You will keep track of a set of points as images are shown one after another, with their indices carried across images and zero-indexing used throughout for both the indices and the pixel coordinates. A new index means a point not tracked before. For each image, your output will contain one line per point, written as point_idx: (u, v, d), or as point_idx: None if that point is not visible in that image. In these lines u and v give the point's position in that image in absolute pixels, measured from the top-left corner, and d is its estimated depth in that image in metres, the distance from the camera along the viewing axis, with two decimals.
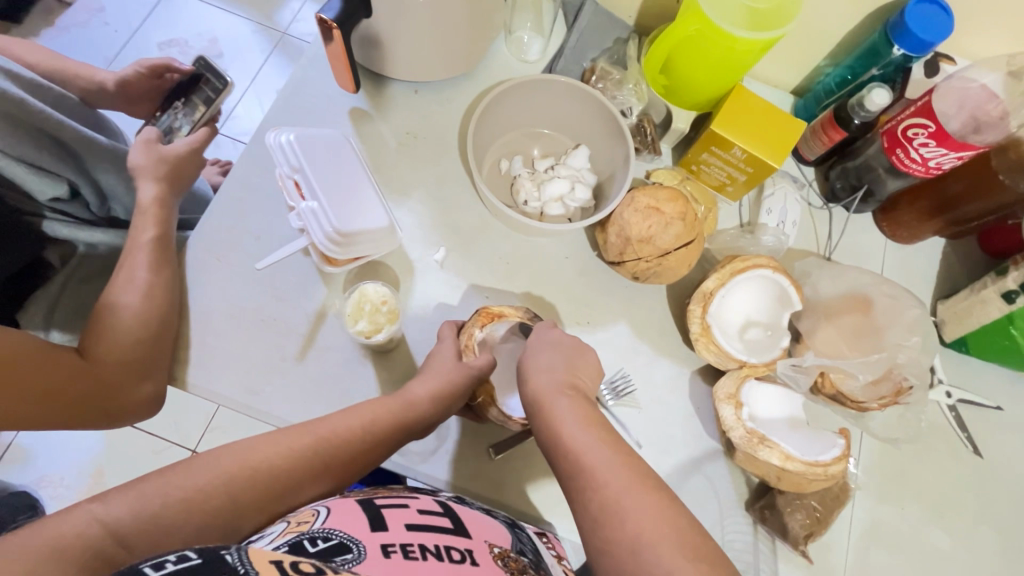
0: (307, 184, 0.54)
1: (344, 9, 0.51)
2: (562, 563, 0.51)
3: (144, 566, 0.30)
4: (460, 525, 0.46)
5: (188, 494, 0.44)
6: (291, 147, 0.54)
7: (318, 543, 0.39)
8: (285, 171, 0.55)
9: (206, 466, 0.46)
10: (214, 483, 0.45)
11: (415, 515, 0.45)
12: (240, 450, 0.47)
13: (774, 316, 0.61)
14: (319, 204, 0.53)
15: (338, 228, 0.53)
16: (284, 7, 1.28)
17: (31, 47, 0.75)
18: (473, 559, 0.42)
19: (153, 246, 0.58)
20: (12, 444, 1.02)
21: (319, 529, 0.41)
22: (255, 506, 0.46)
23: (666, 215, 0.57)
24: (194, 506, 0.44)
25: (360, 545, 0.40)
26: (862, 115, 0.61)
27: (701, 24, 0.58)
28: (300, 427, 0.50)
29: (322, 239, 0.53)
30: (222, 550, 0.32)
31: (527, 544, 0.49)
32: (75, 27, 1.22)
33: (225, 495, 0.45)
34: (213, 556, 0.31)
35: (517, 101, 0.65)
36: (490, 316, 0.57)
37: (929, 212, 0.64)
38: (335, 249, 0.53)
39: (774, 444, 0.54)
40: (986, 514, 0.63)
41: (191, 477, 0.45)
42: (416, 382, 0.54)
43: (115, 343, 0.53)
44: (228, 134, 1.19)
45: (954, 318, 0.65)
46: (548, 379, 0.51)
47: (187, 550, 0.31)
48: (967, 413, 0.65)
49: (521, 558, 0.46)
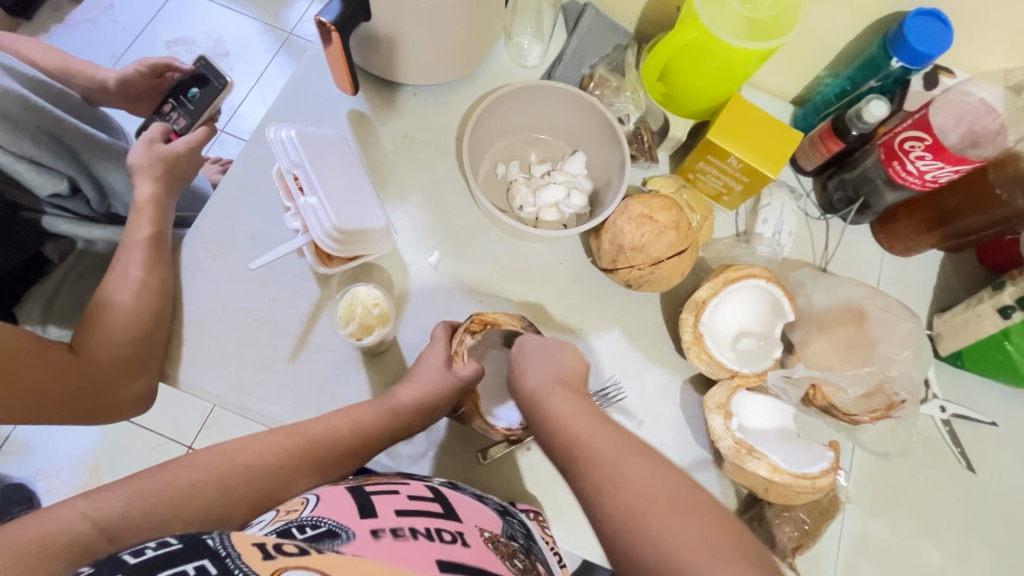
0: (306, 179, 0.54)
1: (342, 12, 0.51)
2: (552, 545, 0.52)
3: (123, 554, 0.31)
4: (449, 510, 0.46)
5: (176, 491, 0.44)
6: (293, 143, 0.55)
7: (305, 530, 0.39)
8: (285, 166, 0.55)
9: (196, 464, 0.46)
10: (204, 479, 0.46)
11: (404, 501, 0.45)
12: (228, 450, 0.48)
13: (767, 327, 0.61)
14: (318, 199, 0.54)
15: (337, 225, 0.53)
16: (291, 8, 1.29)
17: (34, 43, 0.76)
18: (464, 541, 0.43)
19: (148, 243, 0.59)
20: (11, 436, 1.03)
21: (308, 517, 0.41)
22: (243, 503, 0.47)
23: (660, 224, 0.56)
24: (183, 501, 0.44)
25: (349, 531, 0.39)
26: (860, 127, 0.60)
27: (699, 33, 0.58)
28: (290, 427, 0.50)
29: (324, 236, 0.53)
30: (203, 535, 0.32)
31: (518, 529, 0.49)
32: (84, 24, 1.23)
33: (217, 490, 0.46)
34: (195, 540, 0.32)
35: (514, 107, 0.66)
36: (483, 323, 0.56)
37: (926, 225, 0.64)
38: (335, 247, 0.54)
39: (762, 455, 0.53)
40: (979, 531, 0.62)
41: (181, 474, 0.45)
42: (399, 388, 0.55)
43: (109, 339, 0.54)
44: (232, 133, 1.20)
45: (950, 332, 0.65)
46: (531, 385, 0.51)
47: (169, 537, 0.32)
48: (961, 427, 0.65)
49: (511, 543, 0.46)
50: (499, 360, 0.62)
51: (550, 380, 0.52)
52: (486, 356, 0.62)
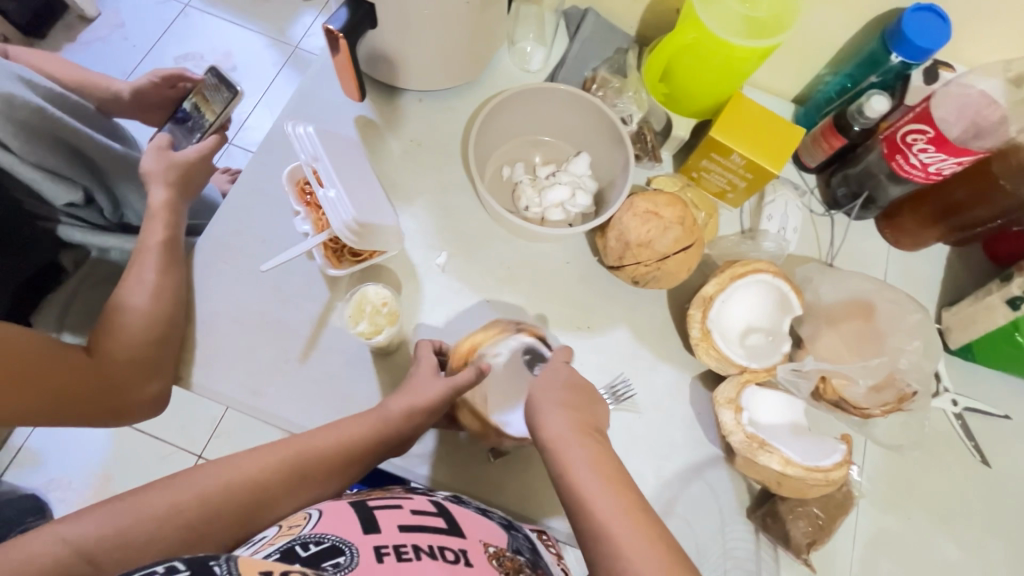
0: (326, 172, 0.56)
1: (349, 20, 0.53)
2: (560, 561, 0.53)
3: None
4: (453, 524, 0.46)
5: (162, 509, 0.45)
6: (311, 138, 0.57)
7: (309, 547, 0.38)
8: (304, 160, 0.56)
9: (188, 482, 0.47)
10: (192, 498, 0.46)
11: (408, 515, 0.45)
12: (219, 467, 0.48)
13: (776, 322, 0.61)
14: (337, 192, 0.55)
15: (356, 218, 0.54)
16: (296, 22, 1.32)
17: (51, 58, 0.77)
18: (468, 560, 0.42)
19: (161, 249, 0.60)
20: (23, 447, 1.04)
21: (310, 534, 0.40)
22: (233, 520, 0.47)
23: (665, 219, 0.57)
24: (169, 522, 0.45)
25: (354, 547, 0.39)
26: (862, 122, 0.61)
27: (699, 33, 0.59)
28: (276, 443, 0.51)
29: (341, 226, 0.54)
30: (211, 561, 0.31)
31: (524, 542, 0.49)
32: (95, 42, 1.26)
33: (203, 510, 0.46)
34: (202, 566, 0.31)
35: (518, 110, 0.67)
36: (464, 353, 0.57)
37: (933, 218, 0.64)
38: (354, 238, 0.54)
39: (774, 448, 0.53)
40: (996, 526, 0.62)
41: (168, 492, 0.46)
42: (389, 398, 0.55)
43: (122, 344, 0.54)
44: (239, 145, 1.22)
45: (960, 325, 0.65)
46: (562, 421, 0.48)
47: (178, 562, 0.31)
48: (974, 421, 0.64)
49: (517, 557, 0.47)
50: (533, 370, 0.59)
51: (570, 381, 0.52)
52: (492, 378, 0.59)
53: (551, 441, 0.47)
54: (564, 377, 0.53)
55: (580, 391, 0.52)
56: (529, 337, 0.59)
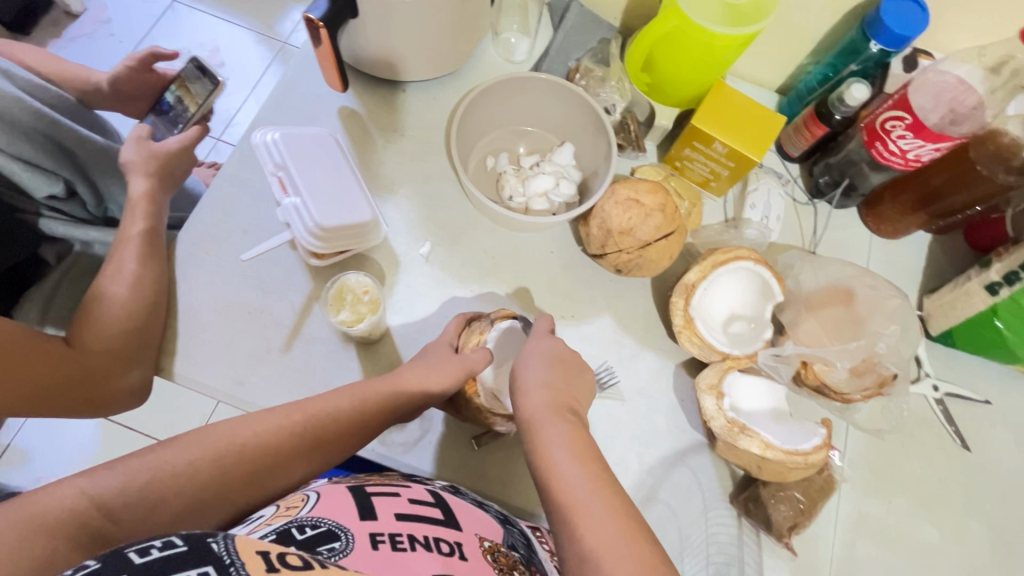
0: (290, 181, 0.58)
1: (330, 9, 0.53)
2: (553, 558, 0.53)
3: (128, 550, 0.28)
4: (450, 516, 0.46)
5: (176, 467, 0.44)
6: (277, 146, 0.58)
7: (305, 531, 0.38)
8: (271, 168, 0.59)
9: (201, 441, 0.46)
10: (204, 457, 0.45)
11: (405, 504, 0.45)
12: (232, 426, 0.47)
13: (758, 309, 0.61)
14: (301, 200, 0.57)
15: (318, 224, 0.57)
16: (285, 18, 1.32)
17: (30, 50, 0.77)
18: (462, 553, 0.42)
19: (142, 239, 0.59)
20: (10, 445, 1.03)
21: (306, 517, 0.40)
22: (243, 482, 0.47)
23: (645, 207, 0.57)
24: (182, 480, 0.44)
25: (349, 534, 0.39)
26: (842, 110, 0.62)
27: (680, 21, 0.59)
28: (287, 406, 0.50)
29: (306, 235, 0.57)
30: (209, 538, 0.29)
31: (519, 538, 0.49)
32: (82, 37, 1.25)
33: (213, 469, 0.45)
34: (201, 542, 0.29)
35: (500, 101, 0.67)
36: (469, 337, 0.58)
37: (912, 206, 0.64)
38: (318, 244, 0.57)
39: (754, 433, 0.54)
40: (977, 510, 0.62)
41: (181, 450, 0.45)
42: (405, 369, 0.55)
43: (103, 331, 0.54)
44: (228, 140, 1.22)
45: (940, 311, 0.65)
46: (541, 400, 0.48)
47: (175, 535, 0.29)
48: (955, 406, 0.65)
49: (512, 552, 0.46)
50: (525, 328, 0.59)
51: (556, 357, 0.52)
52: (507, 367, 0.59)
53: (528, 421, 0.47)
54: (536, 349, 0.52)
55: (562, 365, 0.52)
56: (503, 322, 0.58)
